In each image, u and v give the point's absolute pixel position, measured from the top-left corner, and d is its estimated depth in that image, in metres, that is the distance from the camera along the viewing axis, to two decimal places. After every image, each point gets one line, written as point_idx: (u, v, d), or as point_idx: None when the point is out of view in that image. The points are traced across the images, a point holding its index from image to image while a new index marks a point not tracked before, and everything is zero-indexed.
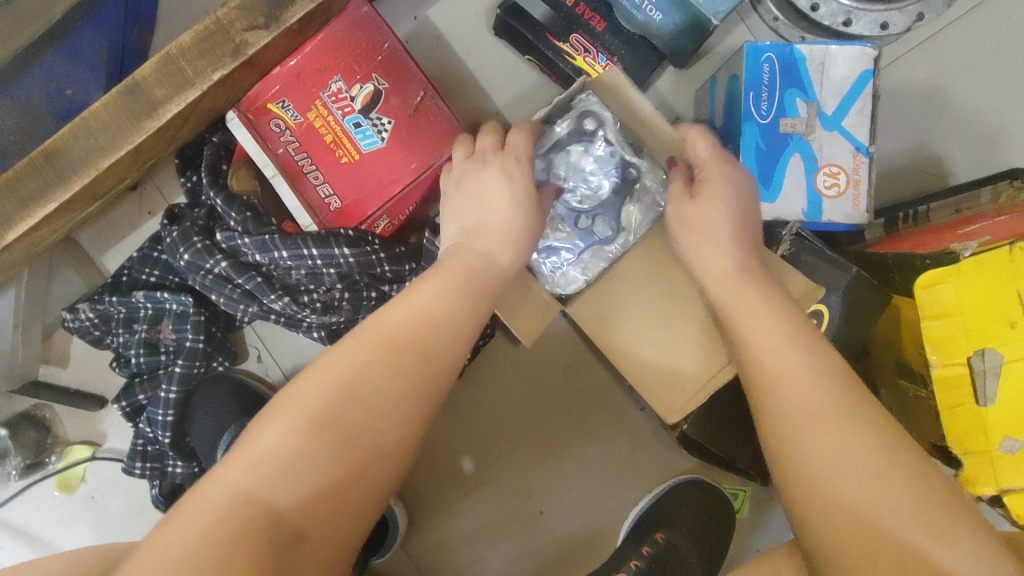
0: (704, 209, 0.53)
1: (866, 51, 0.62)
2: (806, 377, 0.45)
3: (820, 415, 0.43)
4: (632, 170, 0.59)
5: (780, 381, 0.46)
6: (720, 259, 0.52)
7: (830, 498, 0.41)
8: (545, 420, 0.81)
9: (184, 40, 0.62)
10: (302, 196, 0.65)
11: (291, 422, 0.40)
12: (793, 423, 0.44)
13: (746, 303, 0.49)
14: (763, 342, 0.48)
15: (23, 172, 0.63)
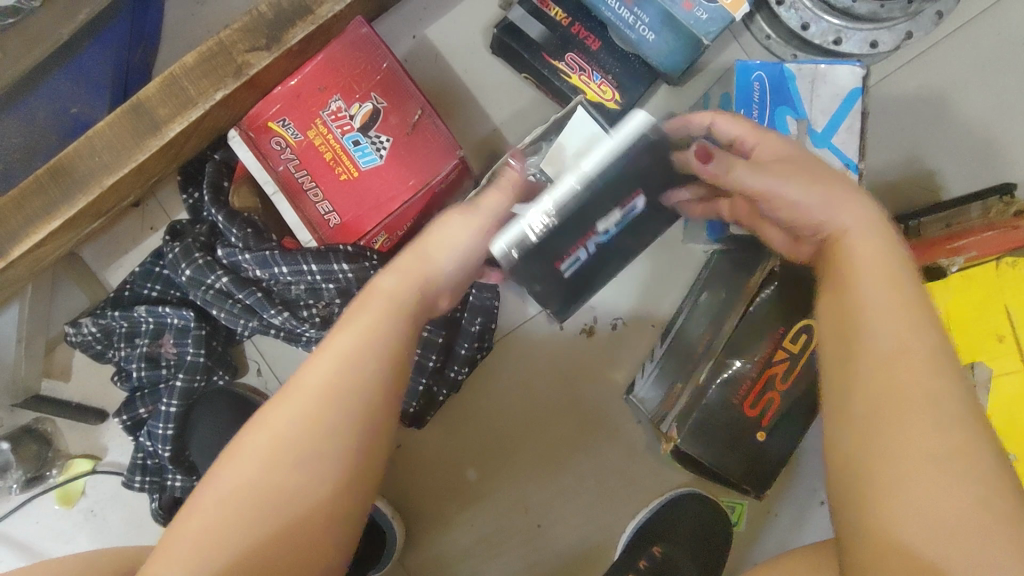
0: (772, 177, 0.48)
1: (854, 70, 0.64)
2: (917, 362, 0.40)
3: (912, 411, 0.39)
4: None
5: (884, 353, 0.41)
6: (857, 219, 0.46)
7: (891, 508, 0.38)
8: (543, 433, 0.82)
9: (188, 61, 0.63)
10: (302, 213, 0.67)
11: (227, 490, 0.43)
12: (886, 401, 0.40)
13: (873, 258, 0.44)
14: (873, 304, 0.43)
15: (28, 190, 0.64)
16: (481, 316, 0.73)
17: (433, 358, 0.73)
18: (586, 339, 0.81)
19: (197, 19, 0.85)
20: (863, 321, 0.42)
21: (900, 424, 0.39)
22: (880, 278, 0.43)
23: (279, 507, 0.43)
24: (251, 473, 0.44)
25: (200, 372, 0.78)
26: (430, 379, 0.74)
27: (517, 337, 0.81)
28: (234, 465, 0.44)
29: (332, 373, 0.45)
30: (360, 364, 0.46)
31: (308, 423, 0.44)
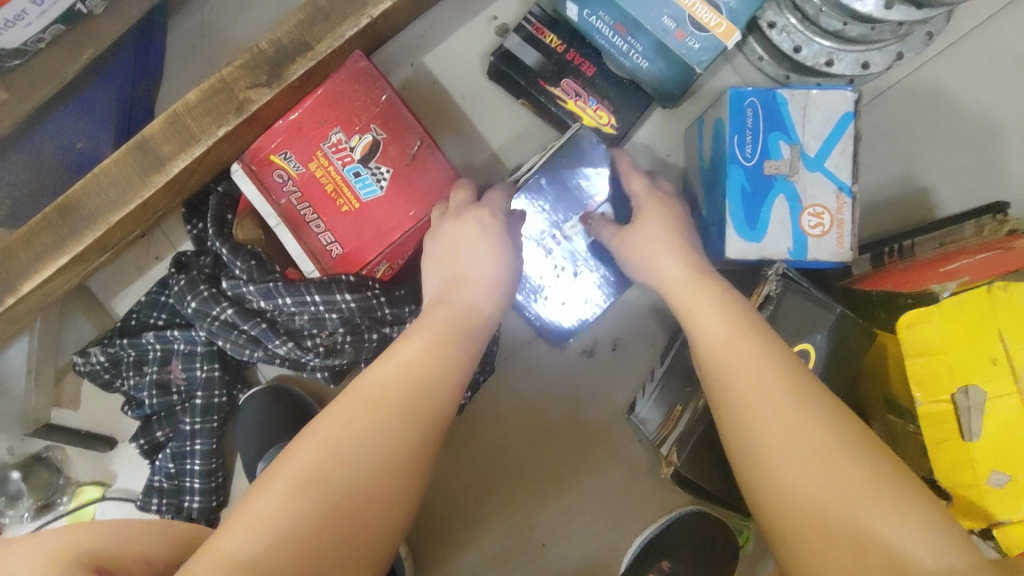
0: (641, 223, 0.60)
1: (844, 95, 0.65)
2: (752, 364, 0.47)
3: (773, 401, 0.45)
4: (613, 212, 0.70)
5: (733, 368, 0.48)
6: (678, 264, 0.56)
7: (785, 482, 0.43)
8: (546, 452, 0.83)
9: (191, 100, 0.65)
10: (305, 244, 0.68)
11: (290, 478, 0.42)
12: (749, 408, 0.46)
13: (691, 297, 0.53)
14: (713, 333, 0.50)
15: (37, 228, 0.66)
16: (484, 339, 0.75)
17: None
18: (587, 360, 0.82)
19: (196, 50, 0.85)
20: (719, 350, 0.49)
21: (769, 414, 0.45)
22: (702, 306, 0.52)
23: (337, 500, 0.43)
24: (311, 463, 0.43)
25: (218, 385, 0.80)
26: None
27: (519, 358, 0.82)
28: (302, 452, 0.44)
29: (392, 380, 0.48)
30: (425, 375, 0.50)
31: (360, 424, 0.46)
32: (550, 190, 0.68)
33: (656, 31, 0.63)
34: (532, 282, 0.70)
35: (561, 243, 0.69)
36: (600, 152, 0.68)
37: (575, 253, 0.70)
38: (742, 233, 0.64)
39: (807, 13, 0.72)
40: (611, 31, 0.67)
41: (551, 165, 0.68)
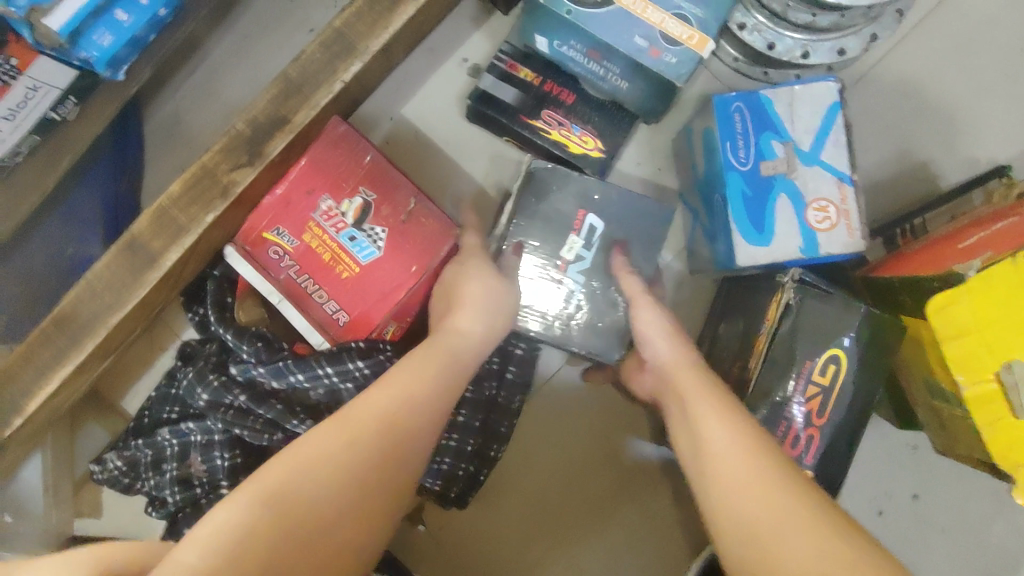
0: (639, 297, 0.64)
1: (830, 85, 0.64)
2: (713, 400, 0.51)
3: (721, 432, 0.48)
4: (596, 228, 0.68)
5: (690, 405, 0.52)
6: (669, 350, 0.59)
7: (721, 505, 0.45)
8: (585, 489, 0.80)
9: (174, 191, 0.64)
10: (311, 316, 0.66)
11: (256, 491, 0.41)
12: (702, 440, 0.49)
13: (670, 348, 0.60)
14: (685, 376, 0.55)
15: (37, 343, 0.65)
16: (522, 390, 0.75)
17: (470, 441, 0.72)
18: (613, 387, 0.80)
19: (175, 137, 0.84)
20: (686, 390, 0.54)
21: (716, 446, 0.48)
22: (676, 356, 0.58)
23: (300, 516, 0.41)
24: (285, 478, 0.42)
25: (244, 474, 0.73)
26: (472, 463, 0.73)
27: (545, 397, 0.80)
28: (263, 479, 0.42)
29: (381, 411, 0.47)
30: (407, 405, 0.48)
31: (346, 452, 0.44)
32: (544, 218, 0.68)
33: (630, 51, 0.62)
34: (557, 317, 0.68)
35: (567, 270, 0.68)
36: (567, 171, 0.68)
37: (586, 272, 0.68)
38: (749, 238, 0.63)
39: (774, 9, 0.71)
40: (585, 57, 0.67)
41: (546, 188, 0.68)
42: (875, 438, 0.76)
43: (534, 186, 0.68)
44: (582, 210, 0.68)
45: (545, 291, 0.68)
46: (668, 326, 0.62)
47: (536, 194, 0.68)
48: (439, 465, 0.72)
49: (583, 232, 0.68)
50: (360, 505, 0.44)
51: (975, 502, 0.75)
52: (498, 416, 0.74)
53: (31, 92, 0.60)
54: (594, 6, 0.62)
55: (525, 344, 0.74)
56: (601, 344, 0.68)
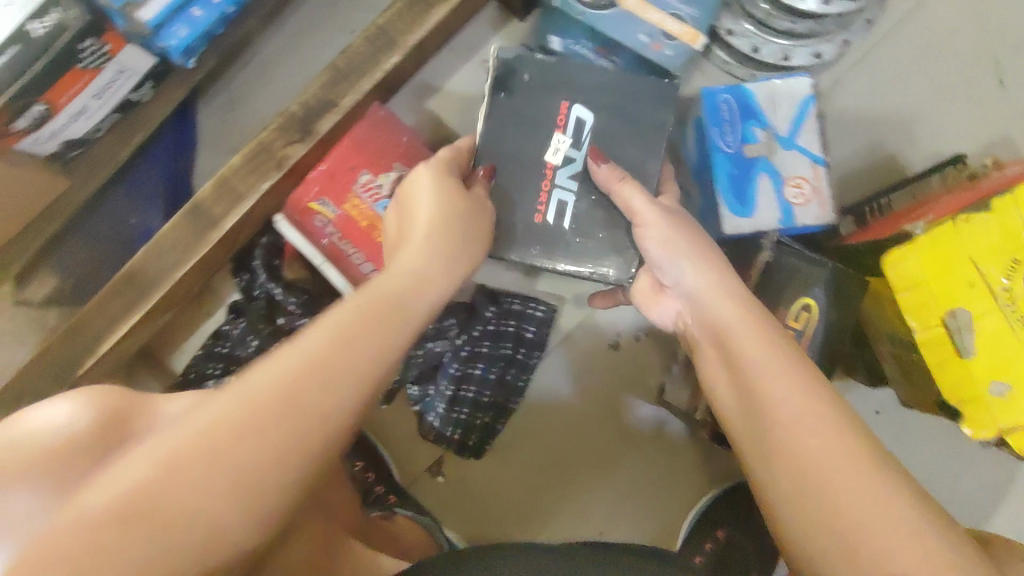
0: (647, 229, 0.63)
1: (804, 81, 0.74)
2: (800, 383, 0.52)
3: (810, 419, 0.50)
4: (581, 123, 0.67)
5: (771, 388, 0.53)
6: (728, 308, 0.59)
7: (823, 486, 0.48)
8: (589, 443, 0.89)
9: (236, 163, 0.74)
10: (348, 275, 0.76)
11: (141, 471, 0.38)
12: (794, 428, 0.51)
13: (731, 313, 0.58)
14: (751, 349, 0.55)
15: (109, 294, 0.74)
16: (539, 348, 0.84)
17: (486, 393, 0.82)
18: (614, 352, 0.89)
19: (225, 123, 0.94)
20: (763, 369, 0.54)
21: (808, 432, 0.50)
22: (735, 319, 0.58)
23: (174, 493, 0.38)
24: (197, 438, 0.40)
25: None
26: (487, 413, 0.83)
27: (553, 359, 0.89)
28: (167, 443, 0.40)
29: (288, 371, 0.43)
30: (334, 345, 0.46)
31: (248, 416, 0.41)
32: (523, 122, 0.67)
33: (635, 45, 0.73)
34: (542, 233, 0.67)
35: (554, 178, 0.67)
36: (540, 61, 0.68)
37: (575, 176, 0.67)
38: (735, 211, 0.72)
39: (759, 17, 0.81)
40: (593, 53, 0.76)
41: (519, 85, 0.67)
42: (851, 400, 0.85)
43: (507, 79, 0.67)
44: (565, 102, 0.67)
45: (531, 199, 0.67)
46: (711, 277, 0.60)
47: (511, 90, 0.67)
48: (459, 413, 0.82)
49: (569, 127, 0.67)
50: (276, 466, 0.41)
51: (941, 459, 0.83)
52: (517, 372, 0.84)
53: (118, 75, 0.71)
54: (601, 9, 0.72)
55: (544, 307, 0.83)
56: (600, 262, 0.67)
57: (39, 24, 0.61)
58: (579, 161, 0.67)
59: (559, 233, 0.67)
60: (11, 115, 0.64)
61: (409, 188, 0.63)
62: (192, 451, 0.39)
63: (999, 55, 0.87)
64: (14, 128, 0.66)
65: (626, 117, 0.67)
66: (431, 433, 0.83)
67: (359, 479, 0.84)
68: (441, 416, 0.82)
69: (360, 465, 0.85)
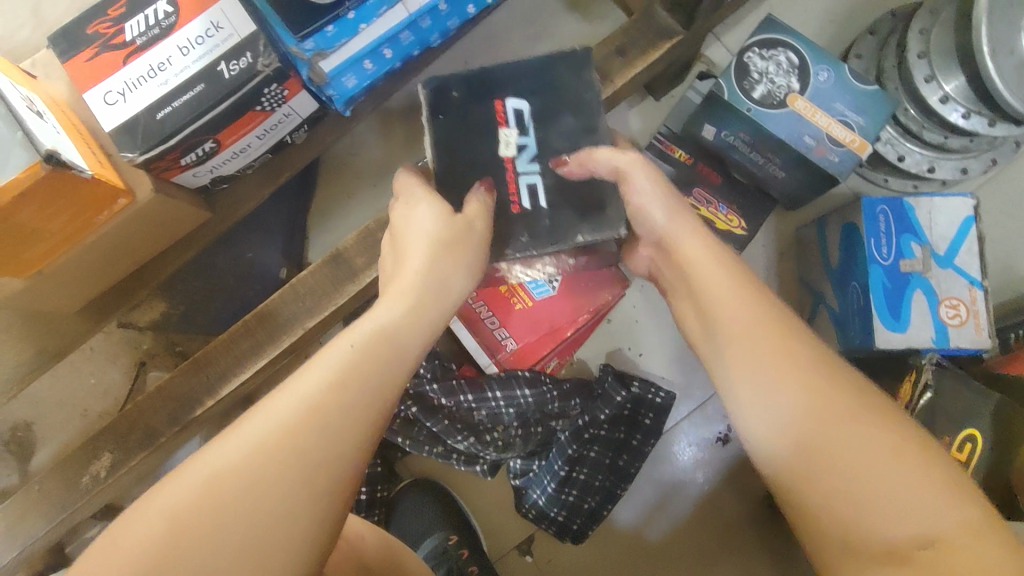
0: (641, 202, 0.54)
1: (966, 200, 0.73)
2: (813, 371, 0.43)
3: (829, 411, 0.41)
4: (525, 111, 0.56)
5: (782, 366, 0.44)
6: (744, 312, 0.47)
7: (868, 487, 0.39)
8: (690, 539, 0.85)
9: (384, 217, 0.73)
10: (481, 338, 0.73)
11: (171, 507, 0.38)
12: (821, 427, 0.41)
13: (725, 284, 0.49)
14: (744, 327, 0.46)
15: (237, 334, 0.72)
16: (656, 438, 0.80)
17: (599, 477, 0.79)
18: (721, 447, 0.86)
19: (345, 167, 0.94)
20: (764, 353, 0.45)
21: (840, 425, 0.40)
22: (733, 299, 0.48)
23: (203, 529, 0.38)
24: (205, 485, 0.39)
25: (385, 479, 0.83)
26: (596, 497, 0.80)
27: (662, 447, 0.86)
28: (182, 488, 0.39)
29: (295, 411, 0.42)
30: (338, 390, 0.43)
31: (263, 450, 0.40)
32: (474, 127, 0.56)
33: (800, 147, 0.72)
34: (526, 219, 0.55)
35: (516, 167, 0.55)
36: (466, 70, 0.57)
37: (539, 158, 0.56)
38: (888, 324, 0.70)
39: (911, 127, 0.81)
40: (749, 147, 0.76)
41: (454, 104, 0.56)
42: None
43: (443, 98, 0.56)
44: (498, 99, 0.56)
45: (510, 183, 0.55)
46: (706, 265, 0.51)
47: (427, 116, 0.56)
48: (568, 494, 0.79)
49: (511, 120, 0.56)
50: (297, 500, 0.39)
51: None
52: (630, 458, 0.80)
53: (284, 118, 0.70)
54: (770, 108, 0.72)
55: (665, 393, 0.80)
56: (607, 233, 0.54)
57: (232, 66, 0.62)
58: (528, 153, 0.56)
59: (541, 214, 0.55)
60: (183, 150, 0.64)
61: (395, 212, 0.55)
62: (221, 485, 0.39)
63: None
64: (181, 161, 0.66)
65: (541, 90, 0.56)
66: (533, 511, 0.81)
67: (451, 552, 0.80)
68: (549, 495, 0.79)
69: (455, 539, 0.81)
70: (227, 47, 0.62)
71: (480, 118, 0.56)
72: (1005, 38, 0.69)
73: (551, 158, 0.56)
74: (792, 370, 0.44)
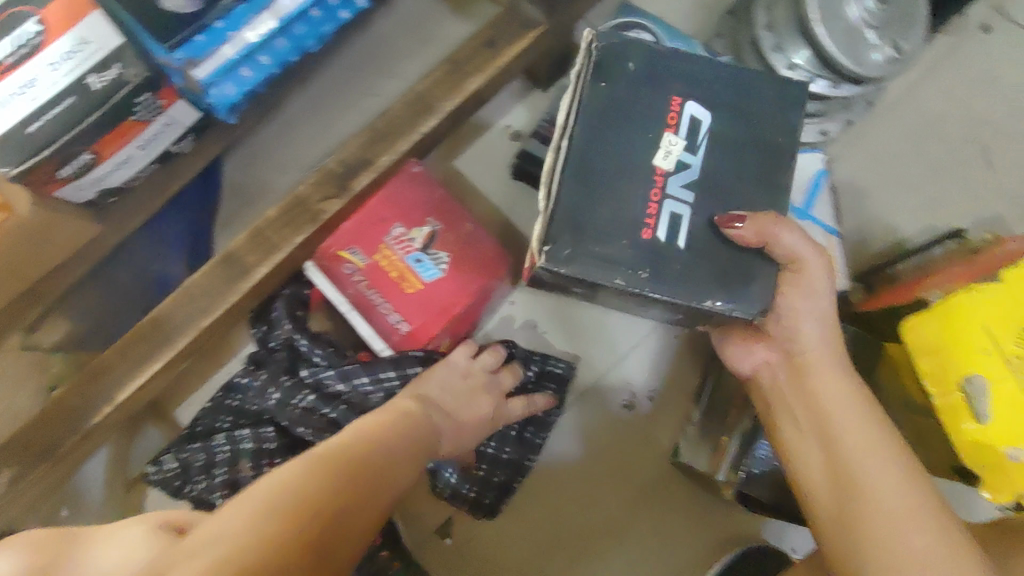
0: (806, 302, 0.64)
1: (817, 156, 0.79)
2: (869, 431, 0.62)
3: (873, 465, 0.60)
4: (665, 139, 0.60)
5: (855, 444, 0.62)
6: (849, 406, 0.64)
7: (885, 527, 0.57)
8: (602, 504, 0.90)
9: (272, 216, 0.76)
10: (375, 324, 0.78)
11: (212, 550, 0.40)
12: (863, 474, 0.60)
13: (830, 381, 0.66)
14: (837, 417, 0.64)
15: (133, 340, 0.74)
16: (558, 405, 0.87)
17: (507, 450, 0.84)
18: (629, 413, 0.92)
19: (246, 178, 0.97)
20: (847, 436, 0.62)
21: (881, 477, 0.59)
22: (843, 403, 0.64)
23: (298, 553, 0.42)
24: (239, 524, 0.43)
25: None
26: (505, 471, 0.84)
27: (570, 418, 0.91)
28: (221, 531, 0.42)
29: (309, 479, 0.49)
30: (320, 472, 0.51)
31: (292, 497, 0.46)
32: (622, 115, 0.60)
33: None
34: (653, 250, 0.58)
35: (666, 186, 0.59)
36: (650, 50, 0.61)
37: (691, 184, 0.60)
38: None
39: None
40: None
41: (619, 73, 0.61)
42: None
43: (605, 78, 0.61)
44: (678, 98, 0.61)
45: (611, 206, 0.58)
46: (826, 363, 0.66)
47: (589, 85, 0.61)
48: (476, 469, 0.83)
49: (681, 128, 0.61)
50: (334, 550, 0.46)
51: None
52: (536, 429, 0.86)
53: (164, 127, 0.73)
54: None
55: (562, 364, 0.87)
56: (647, 286, 0.58)
57: (102, 78, 0.63)
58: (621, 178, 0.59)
59: (671, 252, 0.58)
60: (59, 162, 0.66)
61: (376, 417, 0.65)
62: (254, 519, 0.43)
63: (986, 140, 0.96)
64: (59, 174, 0.67)
65: (755, 128, 0.62)
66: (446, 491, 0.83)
67: (378, 560, 0.79)
68: (458, 472, 0.82)
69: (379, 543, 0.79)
70: (96, 61, 0.62)
71: (585, 105, 0.60)
72: (834, 9, 0.76)
73: (647, 199, 0.59)
74: (860, 419, 0.63)
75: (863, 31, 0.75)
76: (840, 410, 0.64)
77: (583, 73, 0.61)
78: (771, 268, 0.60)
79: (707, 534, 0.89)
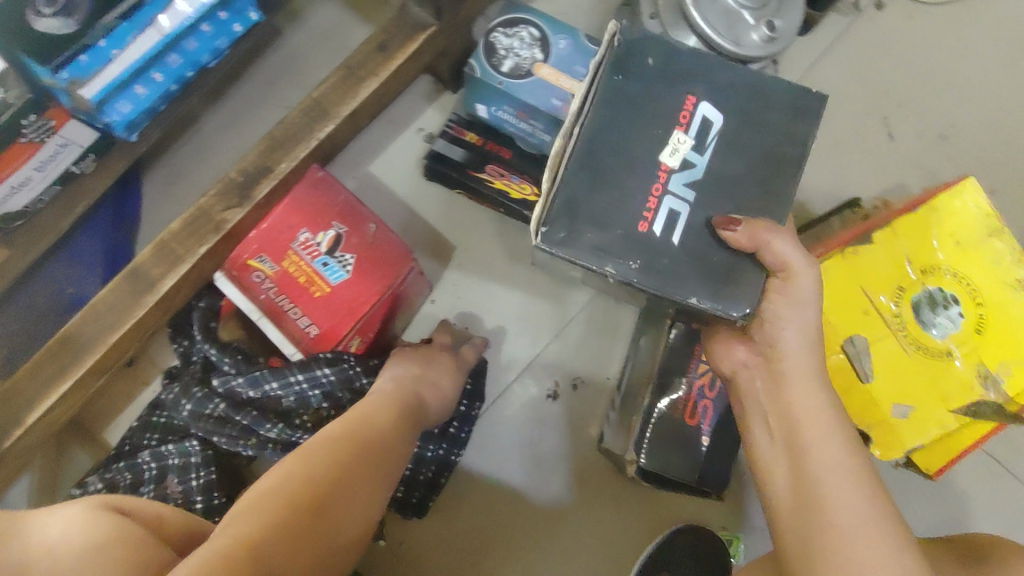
0: (792, 310, 0.58)
1: None
2: (831, 436, 0.56)
3: (836, 476, 0.54)
4: (672, 139, 0.55)
5: (817, 450, 0.56)
6: (808, 401, 0.58)
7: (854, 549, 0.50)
8: (536, 496, 0.90)
9: (174, 228, 0.77)
10: (286, 330, 0.78)
11: None
12: (829, 487, 0.54)
13: (797, 378, 0.59)
14: (801, 416, 0.57)
15: (40, 360, 0.74)
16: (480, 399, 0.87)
17: (430, 447, 0.84)
18: (553, 403, 0.91)
19: (167, 196, 0.98)
20: (812, 441, 0.56)
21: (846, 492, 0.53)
22: (811, 399, 0.58)
23: None
24: None
25: (217, 488, 0.82)
26: (431, 467, 0.85)
27: (494, 411, 0.91)
28: None
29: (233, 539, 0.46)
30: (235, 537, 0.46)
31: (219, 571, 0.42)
32: (638, 107, 0.55)
33: (550, 110, 0.79)
34: (647, 246, 0.54)
35: (668, 184, 0.54)
36: (667, 45, 0.56)
37: (692, 186, 0.55)
38: None
39: None
40: (515, 117, 0.84)
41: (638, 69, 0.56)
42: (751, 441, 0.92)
43: (620, 70, 0.55)
44: (692, 97, 0.56)
45: (611, 199, 0.53)
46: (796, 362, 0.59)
47: (603, 78, 0.55)
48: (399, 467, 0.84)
49: (692, 127, 0.55)
50: None
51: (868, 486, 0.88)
52: (458, 424, 0.86)
53: (60, 148, 0.74)
54: (518, 78, 0.79)
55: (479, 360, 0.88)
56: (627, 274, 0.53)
57: None
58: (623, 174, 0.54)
59: (664, 249, 0.54)
60: None
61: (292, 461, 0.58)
62: None
63: (887, 114, 0.99)
64: None
65: (761, 125, 0.56)
66: None
67: None
68: None
69: None
70: None
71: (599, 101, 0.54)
72: None
73: (643, 198, 0.54)
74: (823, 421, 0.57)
75: (739, 12, 0.79)
76: (808, 413, 0.57)
77: (603, 65, 0.55)
78: (759, 277, 0.55)
79: (642, 519, 0.89)
